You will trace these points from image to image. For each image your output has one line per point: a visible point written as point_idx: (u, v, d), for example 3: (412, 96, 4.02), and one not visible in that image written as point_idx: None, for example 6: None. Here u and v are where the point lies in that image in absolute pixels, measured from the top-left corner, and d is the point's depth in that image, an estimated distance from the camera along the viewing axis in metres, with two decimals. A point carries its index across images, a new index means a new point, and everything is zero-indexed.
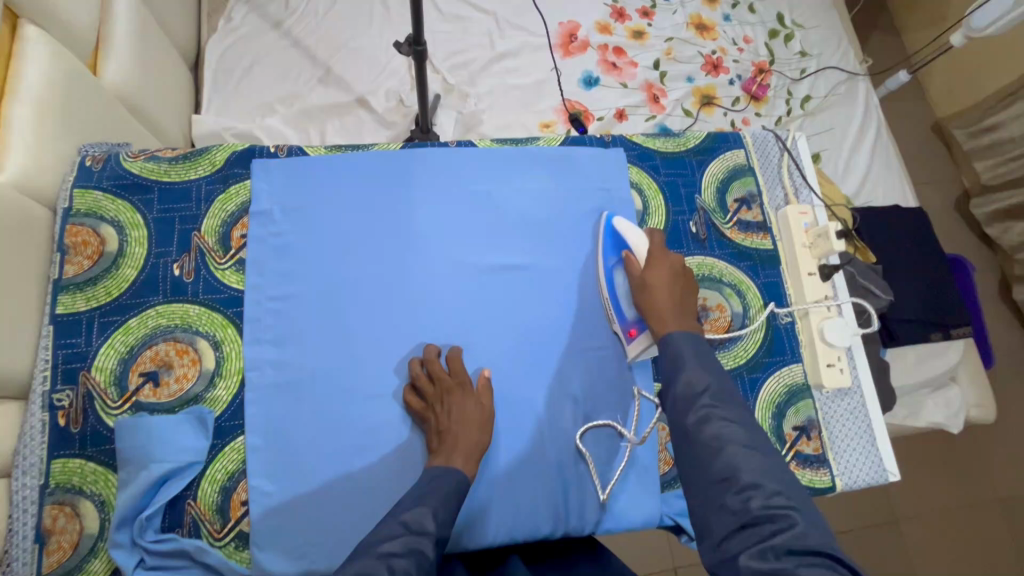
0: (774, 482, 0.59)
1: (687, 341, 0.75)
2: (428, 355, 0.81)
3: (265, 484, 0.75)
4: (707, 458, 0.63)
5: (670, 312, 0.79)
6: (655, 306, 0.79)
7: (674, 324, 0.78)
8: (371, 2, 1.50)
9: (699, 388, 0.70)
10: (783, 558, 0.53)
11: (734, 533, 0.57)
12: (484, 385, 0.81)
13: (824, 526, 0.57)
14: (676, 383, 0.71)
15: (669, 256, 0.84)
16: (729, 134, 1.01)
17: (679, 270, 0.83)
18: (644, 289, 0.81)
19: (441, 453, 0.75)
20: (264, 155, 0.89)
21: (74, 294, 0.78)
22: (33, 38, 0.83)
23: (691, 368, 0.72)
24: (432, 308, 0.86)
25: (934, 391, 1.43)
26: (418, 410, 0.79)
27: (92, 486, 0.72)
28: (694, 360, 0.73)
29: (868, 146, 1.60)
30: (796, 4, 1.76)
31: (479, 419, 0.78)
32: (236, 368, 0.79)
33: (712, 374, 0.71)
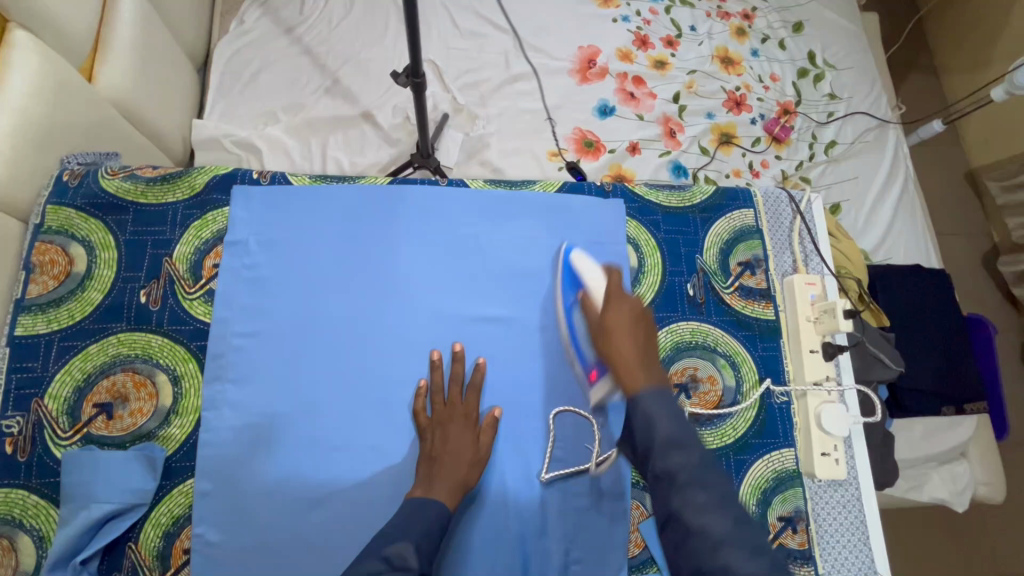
0: (763, 569, 0.55)
1: (657, 399, 0.67)
2: (451, 376, 0.80)
3: (211, 533, 0.72)
4: (693, 547, 0.57)
5: (634, 362, 0.71)
6: (617, 359, 0.72)
7: (643, 377, 0.70)
8: (386, 14, 1.47)
9: (680, 462, 0.62)
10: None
11: None
12: (491, 425, 0.78)
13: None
14: (654, 458, 0.65)
15: (628, 297, 0.77)
16: (738, 192, 0.95)
17: (639, 311, 0.76)
18: (603, 334, 0.74)
19: (422, 481, 0.73)
20: (246, 181, 0.86)
21: (36, 315, 0.75)
22: (20, 44, 0.81)
23: (664, 438, 0.64)
24: (413, 352, 0.82)
25: (941, 464, 1.35)
26: (421, 427, 0.77)
27: (32, 521, 0.70)
28: (668, 423, 0.66)
29: (892, 199, 1.52)
30: (830, 42, 1.68)
31: (471, 457, 0.75)
32: (193, 407, 0.76)
33: (683, 437, 0.65)
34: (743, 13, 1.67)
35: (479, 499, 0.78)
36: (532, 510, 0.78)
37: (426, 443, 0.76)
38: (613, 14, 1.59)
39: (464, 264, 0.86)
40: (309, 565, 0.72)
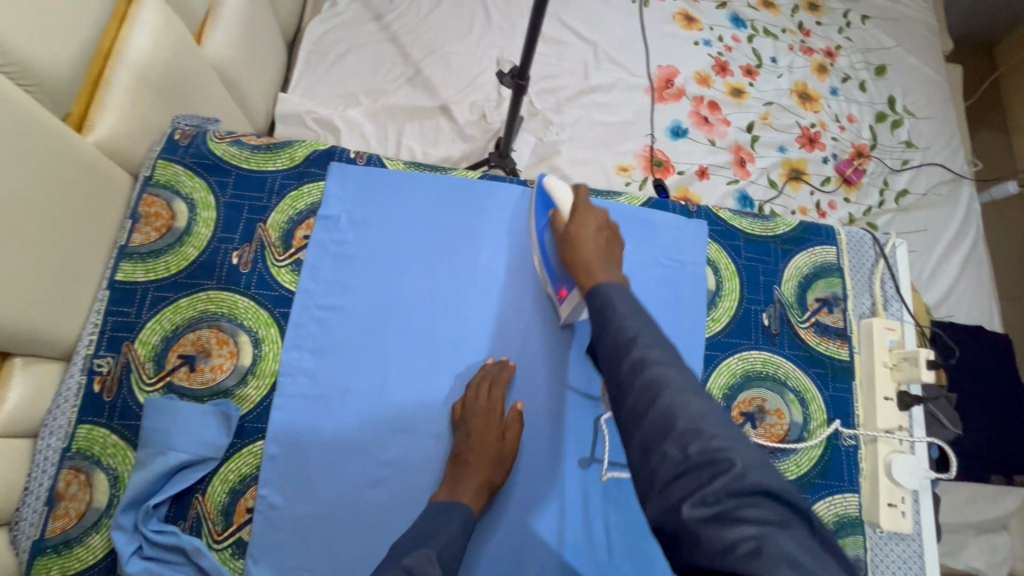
0: (709, 421, 0.52)
1: (612, 285, 0.67)
2: (481, 372, 0.80)
3: (276, 496, 0.73)
4: (640, 411, 0.55)
5: (595, 263, 0.72)
6: (581, 261, 0.73)
7: (601, 273, 0.71)
8: (474, 14, 1.50)
9: (631, 332, 0.61)
10: (721, 500, 0.47)
11: (674, 482, 0.50)
12: (515, 415, 0.78)
13: (764, 459, 0.51)
14: (607, 333, 0.63)
15: (595, 211, 0.79)
16: (822, 228, 0.94)
17: (604, 225, 0.78)
18: (568, 243, 0.76)
19: (446, 486, 0.72)
20: (343, 159, 0.88)
21: (136, 263, 0.78)
22: (149, 4, 0.83)
23: (619, 313, 0.63)
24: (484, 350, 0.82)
25: (981, 533, 1.31)
26: (453, 419, 0.77)
27: (110, 460, 0.72)
28: (623, 301, 0.65)
29: (960, 257, 1.49)
30: (911, 89, 1.66)
31: (495, 456, 0.74)
32: (270, 370, 0.78)
33: (636, 310, 0.64)
34: (826, 50, 1.66)
35: (530, 497, 0.78)
36: (580, 519, 0.77)
37: (455, 442, 0.76)
38: (695, 36, 1.60)
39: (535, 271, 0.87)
40: (362, 543, 0.73)
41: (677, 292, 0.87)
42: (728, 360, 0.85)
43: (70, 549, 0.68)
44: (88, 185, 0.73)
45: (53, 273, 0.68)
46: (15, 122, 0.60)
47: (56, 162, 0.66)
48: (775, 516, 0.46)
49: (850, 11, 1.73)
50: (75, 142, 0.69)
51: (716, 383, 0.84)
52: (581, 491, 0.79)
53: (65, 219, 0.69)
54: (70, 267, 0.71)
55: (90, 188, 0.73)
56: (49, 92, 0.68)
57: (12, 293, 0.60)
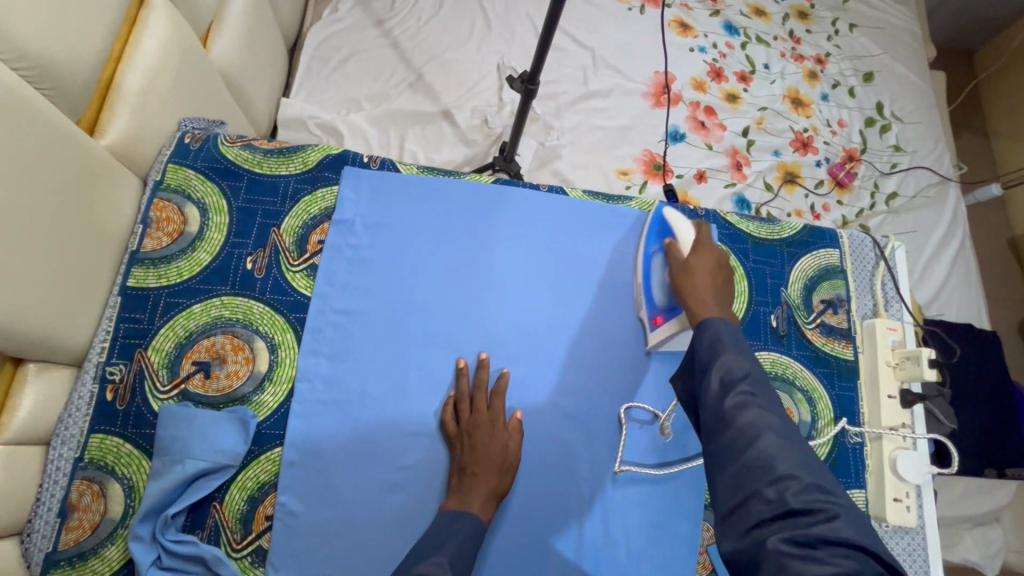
0: (807, 472, 0.54)
1: (724, 324, 0.67)
2: (475, 381, 0.79)
3: (294, 503, 0.73)
4: (738, 447, 0.57)
5: (707, 295, 0.72)
6: (693, 288, 0.73)
7: (714, 308, 0.71)
8: (474, 20, 1.51)
9: (739, 373, 0.62)
10: (813, 544, 0.49)
11: (768, 522, 0.52)
12: (515, 425, 0.78)
13: (864, 521, 0.52)
14: (713, 368, 0.64)
15: (717, 246, 0.79)
16: (825, 231, 0.96)
17: (723, 260, 0.78)
18: (683, 270, 0.76)
19: (455, 495, 0.72)
20: (357, 163, 0.88)
21: (148, 269, 0.77)
22: (158, 7, 0.83)
23: (729, 355, 0.64)
24: (499, 348, 0.83)
25: (974, 526, 1.34)
26: (449, 436, 0.76)
27: (124, 469, 0.71)
28: (733, 343, 0.65)
29: (948, 258, 1.54)
30: (898, 95, 1.71)
31: (500, 465, 0.75)
32: (287, 376, 0.77)
33: (746, 355, 0.64)
34: (816, 57, 1.70)
35: (550, 500, 0.78)
36: (598, 520, 0.78)
37: (456, 455, 0.75)
38: (691, 43, 1.63)
39: (549, 275, 0.87)
40: (386, 541, 0.73)
41: None
42: None
43: (85, 560, 0.67)
44: (95, 185, 0.71)
45: (61, 274, 0.66)
46: (20, 116, 0.58)
47: (63, 160, 0.65)
48: (871, 570, 0.48)
49: (838, 19, 1.78)
50: (82, 140, 0.68)
51: None
52: (598, 493, 0.79)
53: (72, 219, 0.67)
54: (77, 268, 0.69)
55: (97, 187, 0.72)
56: (65, 101, 0.69)
57: (19, 291, 0.59)
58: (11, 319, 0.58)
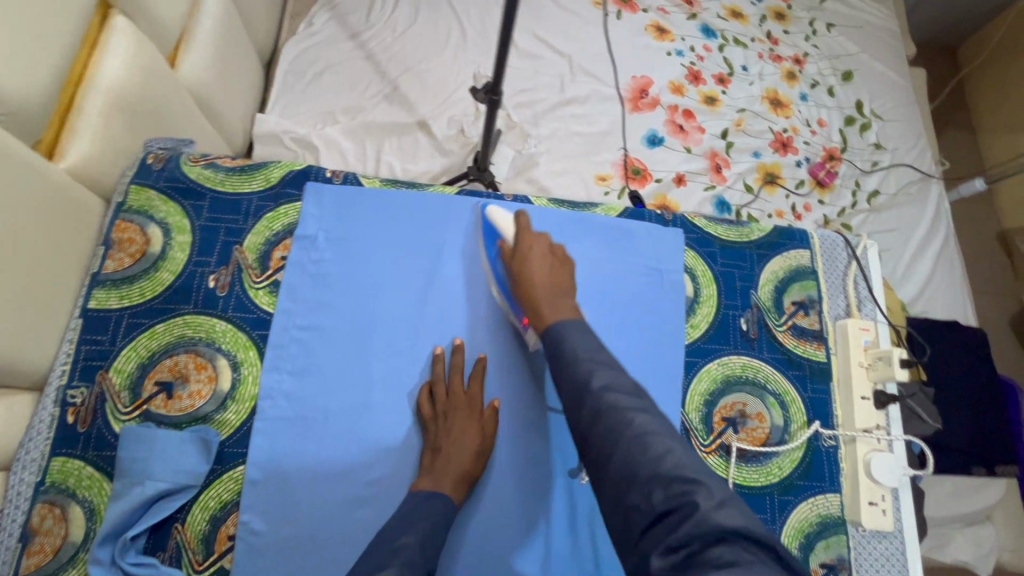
0: (673, 463, 0.54)
1: (568, 322, 0.70)
2: (451, 366, 0.80)
3: (257, 522, 0.72)
4: (605, 456, 0.57)
5: (548, 297, 0.75)
6: (534, 292, 0.75)
7: (555, 304, 0.74)
8: (449, 30, 1.52)
9: (587, 374, 0.63)
10: (683, 544, 0.48)
11: (645, 533, 0.52)
12: (492, 412, 0.79)
13: (732, 501, 0.51)
14: (565, 377, 0.65)
15: (538, 239, 0.82)
16: (796, 232, 0.95)
17: (550, 251, 0.81)
18: (520, 277, 0.78)
19: (428, 474, 0.73)
20: (320, 178, 0.88)
21: (109, 290, 0.77)
22: (121, 30, 0.83)
23: (574, 354, 0.66)
24: (473, 337, 0.84)
25: (966, 525, 1.33)
26: (424, 418, 0.77)
27: (85, 492, 0.70)
28: (575, 337, 0.68)
29: (932, 254, 1.53)
30: (877, 93, 1.70)
31: (474, 450, 0.75)
32: (250, 394, 0.77)
33: (593, 350, 0.67)
34: (794, 57, 1.70)
35: (519, 511, 0.77)
36: (567, 531, 0.77)
37: (431, 436, 0.76)
38: (667, 47, 1.63)
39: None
40: (351, 531, 0.73)
41: (655, 300, 0.89)
42: (707, 366, 0.86)
43: None
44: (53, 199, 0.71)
45: (29, 280, 0.67)
46: None
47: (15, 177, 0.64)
48: (744, 553, 0.47)
49: (815, 19, 1.78)
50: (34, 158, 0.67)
51: (697, 390, 0.85)
52: (566, 504, 0.79)
53: (36, 227, 0.68)
54: (43, 272, 0.70)
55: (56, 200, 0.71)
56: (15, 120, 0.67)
57: None
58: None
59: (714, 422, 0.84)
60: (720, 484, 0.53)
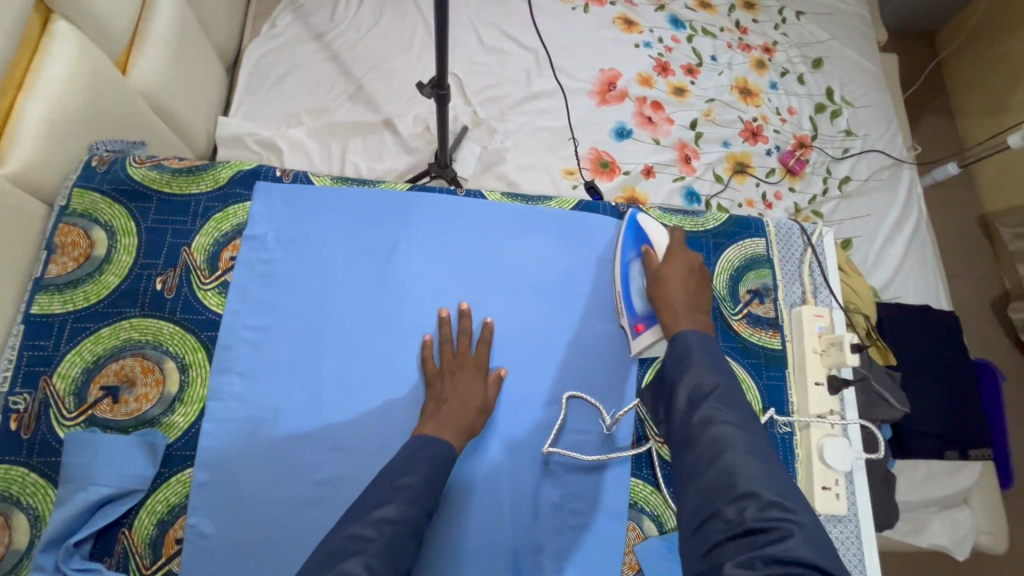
0: (770, 490, 0.59)
1: (695, 336, 0.74)
2: (459, 330, 0.82)
3: (205, 524, 0.72)
4: (703, 464, 0.63)
5: (683, 309, 0.77)
6: (670, 300, 0.78)
7: (685, 320, 0.77)
8: (414, 27, 1.51)
9: (706, 388, 0.68)
10: (766, 563, 0.54)
11: (726, 542, 0.57)
12: (497, 379, 0.81)
13: (819, 540, 0.56)
14: (682, 384, 0.70)
15: (689, 253, 0.83)
16: (751, 220, 0.95)
17: (695, 266, 0.82)
18: (659, 282, 0.80)
19: (431, 420, 0.74)
20: (269, 177, 0.87)
21: (52, 295, 0.76)
22: (63, 36, 0.83)
23: (698, 366, 0.71)
24: (474, 305, 0.85)
25: (942, 509, 1.33)
26: (429, 374, 0.79)
27: (29, 499, 0.70)
28: (703, 356, 0.72)
29: (905, 239, 1.53)
30: (848, 80, 1.70)
31: (479, 404, 0.78)
32: (198, 396, 0.76)
33: (716, 368, 0.71)
34: (763, 46, 1.70)
35: (471, 505, 0.78)
36: (520, 524, 0.78)
37: (436, 387, 0.78)
38: (635, 39, 1.63)
39: (500, 252, 0.88)
40: (335, 489, 0.75)
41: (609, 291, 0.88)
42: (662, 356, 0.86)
43: None
44: None
45: None
46: None
47: None
48: None
49: (784, 7, 1.78)
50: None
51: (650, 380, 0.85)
52: (519, 497, 0.79)
53: None
54: None
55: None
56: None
57: None
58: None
59: None
60: (812, 515, 0.59)
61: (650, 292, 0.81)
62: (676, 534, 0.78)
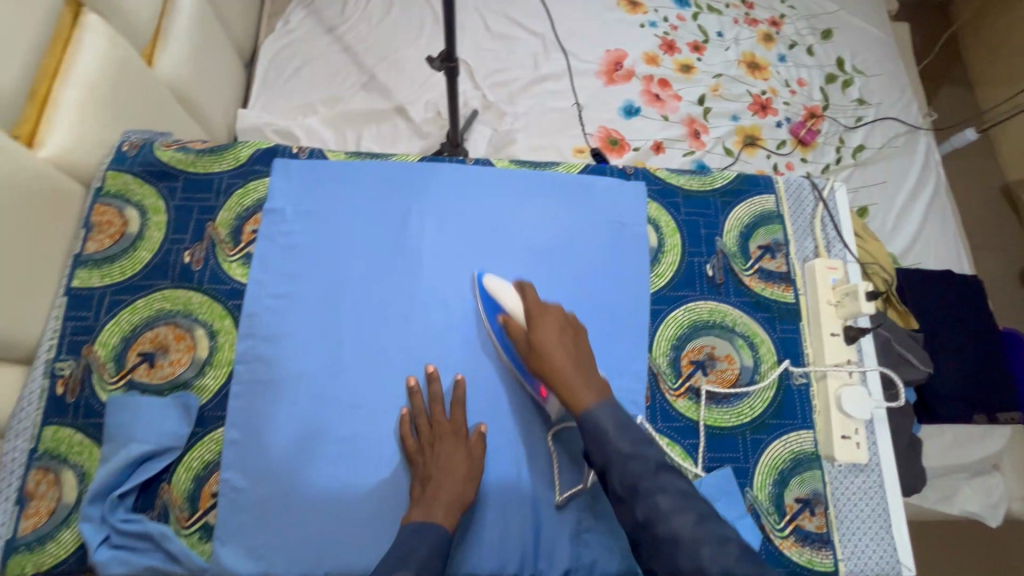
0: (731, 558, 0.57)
1: (601, 411, 0.69)
2: (430, 396, 0.80)
3: (238, 479, 0.75)
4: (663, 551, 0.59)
5: (569, 376, 0.72)
6: (555, 372, 0.72)
7: (581, 388, 0.71)
8: (423, 18, 1.55)
9: (636, 471, 0.64)
10: None
11: None
12: (479, 436, 0.78)
13: None
14: (612, 473, 0.66)
15: (550, 308, 0.77)
16: (760, 178, 0.95)
17: (564, 321, 0.77)
18: (536, 355, 0.74)
19: (420, 505, 0.72)
20: (286, 154, 0.91)
21: (91, 270, 0.81)
22: (93, 28, 0.88)
23: (615, 443, 0.67)
24: (489, 265, 0.88)
25: (972, 476, 1.30)
26: (410, 451, 0.77)
27: (76, 457, 0.74)
28: (615, 429, 0.68)
29: (922, 206, 1.51)
30: (858, 49, 1.69)
31: (466, 472, 0.75)
32: (226, 359, 0.80)
33: (633, 438, 0.67)
34: (770, 20, 1.70)
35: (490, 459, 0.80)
36: (540, 476, 0.80)
37: (419, 467, 0.75)
38: (641, 19, 1.64)
39: (508, 220, 0.90)
40: (354, 549, 0.74)
41: (619, 253, 0.89)
42: (674, 313, 0.87)
43: (42, 545, 0.70)
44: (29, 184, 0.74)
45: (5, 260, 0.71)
46: None
47: None
48: None
49: None
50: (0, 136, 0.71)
51: (664, 336, 0.86)
52: (536, 453, 0.81)
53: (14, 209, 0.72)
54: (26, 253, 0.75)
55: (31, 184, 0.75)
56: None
57: None
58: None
59: (682, 365, 0.84)
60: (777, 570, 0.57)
61: (533, 367, 0.75)
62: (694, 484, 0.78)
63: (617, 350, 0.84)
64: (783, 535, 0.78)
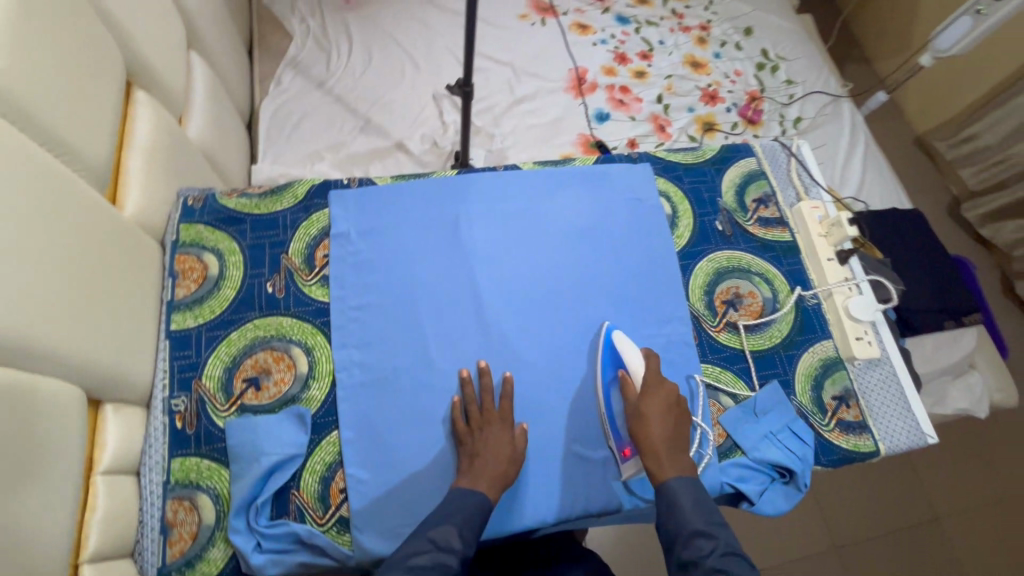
0: None
1: (684, 489, 0.76)
2: (480, 388, 0.87)
3: (361, 472, 0.82)
4: None
5: (664, 450, 0.80)
6: (653, 443, 0.80)
7: (669, 465, 0.79)
8: (402, 63, 1.70)
9: (706, 549, 0.70)
10: None
11: None
12: (523, 432, 0.85)
13: None
14: (679, 545, 0.72)
15: (665, 385, 0.85)
16: (740, 146, 1.14)
17: (673, 401, 0.84)
18: (639, 421, 0.82)
19: (466, 474, 0.80)
20: (338, 186, 1.02)
21: (185, 313, 0.89)
22: (143, 101, 0.94)
23: (692, 519, 0.74)
24: (537, 251, 1.00)
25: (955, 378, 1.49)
26: (460, 434, 0.84)
27: (208, 481, 0.80)
28: (693, 507, 0.75)
29: (859, 160, 1.75)
30: (778, 40, 1.96)
31: (508, 453, 0.82)
32: (327, 370, 0.88)
33: (706, 516, 0.74)
34: (700, 25, 1.95)
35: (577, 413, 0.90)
36: None
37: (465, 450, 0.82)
38: (592, 39, 1.85)
39: (543, 212, 1.03)
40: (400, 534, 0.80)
41: (643, 223, 1.03)
42: (699, 265, 1.02)
43: (193, 566, 0.76)
44: (123, 244, 0.82)
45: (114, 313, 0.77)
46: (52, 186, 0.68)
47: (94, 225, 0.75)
48: None
49: None
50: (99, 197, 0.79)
51: (695, 284, 1.01)
52: None
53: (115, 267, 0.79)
54: (129, 307, 0.82)
55: (125, 244, 0.82)
56: (74, 163, 0.76)
57: (83, 341, 0.69)
58: (58, 348, 0.65)
59: (716, 305, 0.99)
60: None
61: (631, 429, 0.82)
62: (751, 400, 0.92)
63: (660, 302, 0.97)
64: (830, 428, 0.92)
